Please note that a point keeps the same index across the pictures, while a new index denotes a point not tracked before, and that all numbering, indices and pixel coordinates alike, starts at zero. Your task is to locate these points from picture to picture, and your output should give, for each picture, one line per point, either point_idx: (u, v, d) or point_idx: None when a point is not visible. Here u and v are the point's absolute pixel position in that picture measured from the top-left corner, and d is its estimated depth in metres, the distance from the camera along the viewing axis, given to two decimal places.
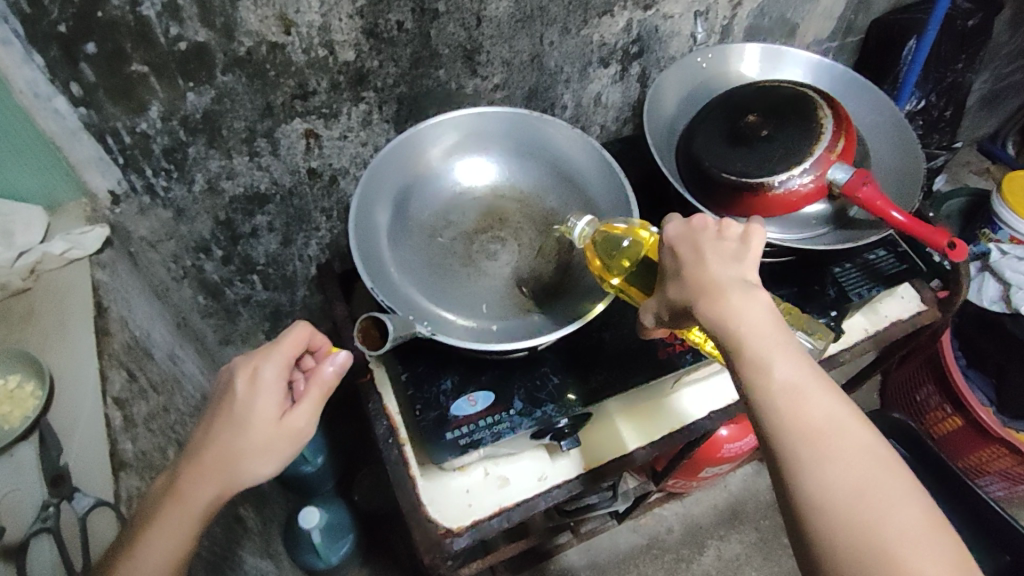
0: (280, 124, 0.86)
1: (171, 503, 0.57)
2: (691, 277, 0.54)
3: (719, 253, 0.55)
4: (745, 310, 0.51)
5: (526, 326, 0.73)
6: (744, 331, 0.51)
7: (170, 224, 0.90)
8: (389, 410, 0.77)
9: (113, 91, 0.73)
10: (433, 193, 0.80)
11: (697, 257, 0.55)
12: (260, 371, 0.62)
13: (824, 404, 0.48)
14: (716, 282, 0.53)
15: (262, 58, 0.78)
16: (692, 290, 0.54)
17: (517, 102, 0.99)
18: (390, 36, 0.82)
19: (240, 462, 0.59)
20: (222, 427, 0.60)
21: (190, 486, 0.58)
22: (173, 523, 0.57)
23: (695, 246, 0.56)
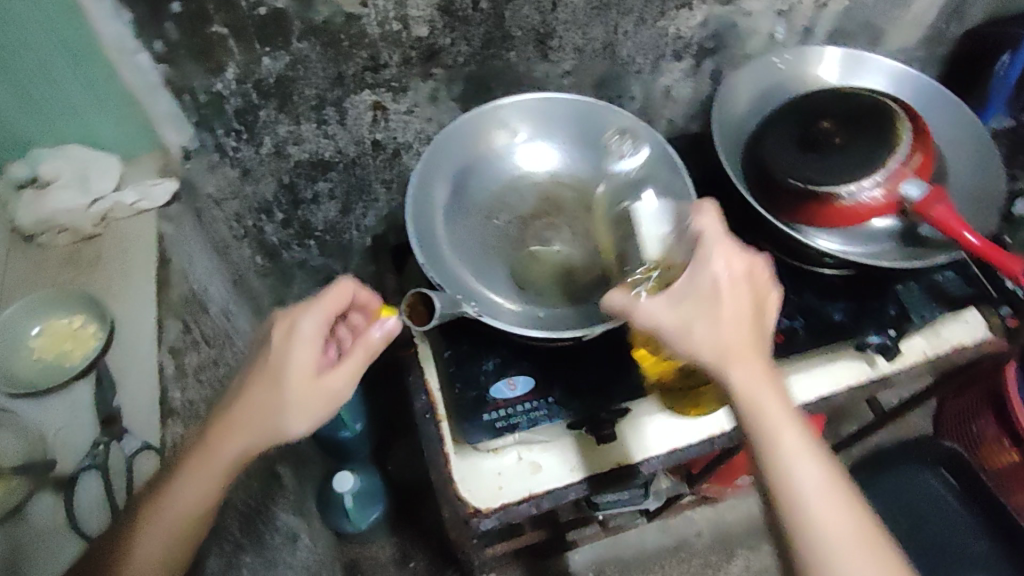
0: (350, 94, 0.87)
1: (195, 463, 0.59)
2: (723, 329, 0.55)
3: (751, 319, 0.56)
4: (769, 380, 0.54)
5: (573, 317, 0.73)
6: (767, 410, 0.53)
7: (236, 182, 0.91)
8: (429, 384, 0.77)
9: (192, 50, 0.75)
10: (491, 175, 0.80)
11: (732, 303, 0.56)
12: (300, 326, 0.63)
13: (849, 506, 0.50)
14: (746, 341, 0.55)
15: (337, 28, 0.79)
16: (722, 340, 0.55)
17: (585, 89, 1.00)
18: (465, 15, 0.83)
19: (276, 417, 0.61)
20: (261, 379, 0.62)
21: (221, 443, 0.60)
22: (198, 482, 0.59)
23: (734, 293, 0.56)
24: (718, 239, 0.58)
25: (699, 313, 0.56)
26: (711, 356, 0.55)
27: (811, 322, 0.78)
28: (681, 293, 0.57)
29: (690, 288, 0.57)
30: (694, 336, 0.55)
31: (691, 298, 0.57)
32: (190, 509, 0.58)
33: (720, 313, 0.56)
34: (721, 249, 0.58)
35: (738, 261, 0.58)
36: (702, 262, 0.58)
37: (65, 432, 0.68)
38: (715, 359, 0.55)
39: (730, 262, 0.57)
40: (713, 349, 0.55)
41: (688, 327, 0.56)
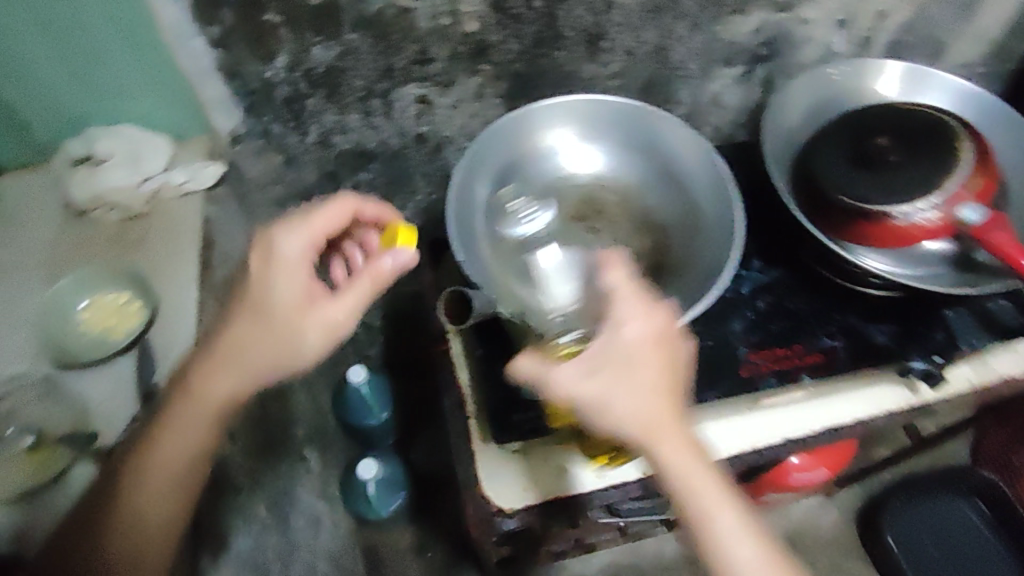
0: (397, 86, 0.87)
1: (179, 408, 0.63)
2: (644, 402, 0.56)
3: (666, 382, 0.57)
4: (689, 448, 0.56)
5: None
6: (692, 480, 0.55)
7: (279, 169, 0.93)
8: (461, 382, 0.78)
9: (246, 37, 0.76)
10: (534, 175, 0.79)
11: (650, 368, 0.56)
12: (283, 247, 0.64)
13: (770, 558, 0.55)
14: (666, 410, 0.56)
15: (389, 20, 0.79)
16: (647, 411, 0.56)
17: (632, 92, 1.00)
18: (517, 13, 0.83)
19: (271, 347, 0.63)
20: (257, 300, 0.63)
21: (205, 387, 0.63)
22: (187, 432, 0.63)
23: (649, 355, 0.57)
24: (631, 299, 0.58)
25: (620, 383, 0.56)
26: (637, 430, 0.55)
27: (852, 343, 0.76)
28: (599, 361, 0.57)
29: (608, 355, 0.57)
30: (615, 409, 0.56)
31: (608, 363, 0.57)
32: (179, 465, 0.63)
33: (641, 383, 0.56)
34: (635, 310, 0.58)
35: (653, 320, 0.58)
36: (621, 325, 0.57)
37: (109, 403, 0.70)
38: (639, 432, 0.56)
39: (648, 325, 0.57)
40: (640, 423, 0.55)
41: (608, 400, 0.56)
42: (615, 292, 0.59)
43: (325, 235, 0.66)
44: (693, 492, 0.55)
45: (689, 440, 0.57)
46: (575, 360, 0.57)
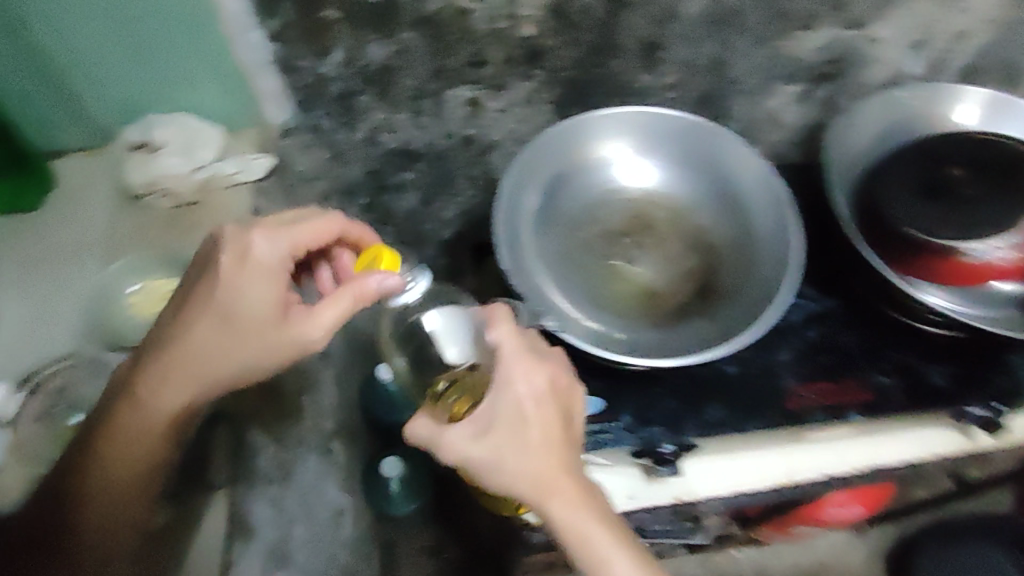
0: (449, 88, 0.86)
1: (123, 420, 0.61)
2: (534, 460, 0.56)
3: (554, 438, 0.57)
4: (585, 504, 0.56)
5: (653, 342, 0.70)
6: (588, 534, 0.55)
7: (327, 164, 0.91)
8: None
9: (304, 32, 0.76)
10: (584, 185, 0.77)
11: (538, 425, 0.57)
12: (255, 257, 0.60)
13: None
14: (556, 467, 0.57)
15: (446, 21, 0.78)
16: (538, 471, 0.56)
17: (687, 105, 0.97)
18: (576, 19, 0.81)
19: (227, 363, 0.61)
20: (215, 311, 0.60)
21: (152, 400, 0.61)
22: (133, 445, 0.62)
23: (536, 407, 0.58)
24: (512, 358, 0.58)
25: (509, 443, 0.57)
26: (529, 489, 0.56)
27: (905, 381, 0.73)
28: (487, 422, 0.58)
29: (494, 415, 0.58)
30: (506, 470, 0.56)
31: (495, 417, 0.58)
32: (126, 476, 0.63)
33: (530, 443, 0.57)
34: (522, 367, 0.58)
35: (537, 376, 0.59)
36: (507, 385, 0.58)
37: None
38: (532, 493, 0.56)
39: (535, 383, 0.58)
40: (532, 482, 0.56)
41: (499, 458, 0.56)
42: (500, 349, 0.59)
43: (303, 249, 0.64)
44: (593, 550, 0.55)
45: (585, 496, 0.57)
46: (463, 422, 0.58)
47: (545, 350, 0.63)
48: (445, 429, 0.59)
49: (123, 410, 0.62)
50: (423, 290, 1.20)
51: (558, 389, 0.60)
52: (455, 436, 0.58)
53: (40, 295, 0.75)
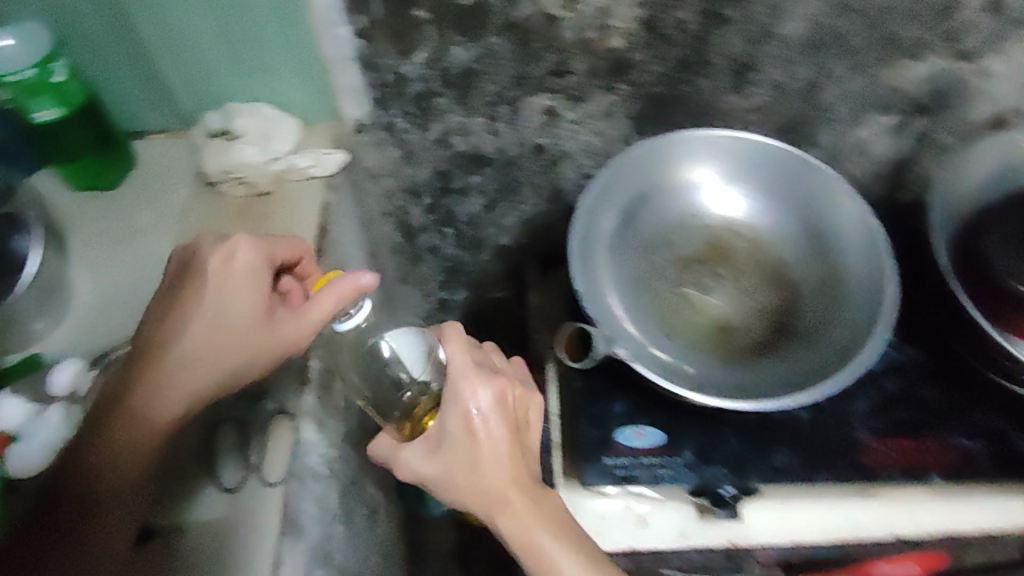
0: (528, 95, 0.85)
1: (116, 431, 0.57)
2: (486, 476, 0.60)
3: (500, 452, 0.60)
4: (533, 509, 0.60)
5: (723, 379, 0.66)
6: (534, 542, 0.59)
7: (397, 163, 0.93)
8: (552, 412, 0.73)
9: (392, 31, 0.77)
10: (663, 208, 0.75)
11: (488, 441, 0.60)
12: (242, 259, 0.63)
13: None
14: (503, 481, 0.60)
15: (535, 28, 0.77)
16: (489, 485, 0.60)
17: (771, 129, 0.93)
18: (668, 34, 0.79)
19: (222, 363, 0.61)
20: (203, 312, 0.62)
21: (148, 408, 0.58)
22: (128, 460, 0.57)
23: (486, 422, 0.61)
24: (461, 376, 0.61)
25: (458, 458, 0.60)
26: (479, 502, 0.60)
27: (997, 447, 0.68)
28: (439, 438, 0.62)
29: (446, 433, 0.61)
30: (458, 485, 0.61)
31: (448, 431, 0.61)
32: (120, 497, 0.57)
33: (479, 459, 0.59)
34: (471, 385, 0.61)
35: (486, 391, 0.61)
36: (455, 403, 0.61)
37: None
38: (484, 505, 0.60)
39: (485, 401, 0.60)
40: (481, 497, 0.59)
41: (450, 472, 0.60)
42: (451, 367, 0.62)
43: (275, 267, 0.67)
44: (543, 554, 0.58)
45: (533, 504, 0.60)
46: (418, 440, 0.63)
47: (493, 364, 0.67)
48: (403, 446, 0.63)
49: (119, 419, 0.57)
50: (475, 296, 1.18)
51: (509, 402, 0.62)
52: (411, 452, 0.63)
53: (115, 272, 0.77)
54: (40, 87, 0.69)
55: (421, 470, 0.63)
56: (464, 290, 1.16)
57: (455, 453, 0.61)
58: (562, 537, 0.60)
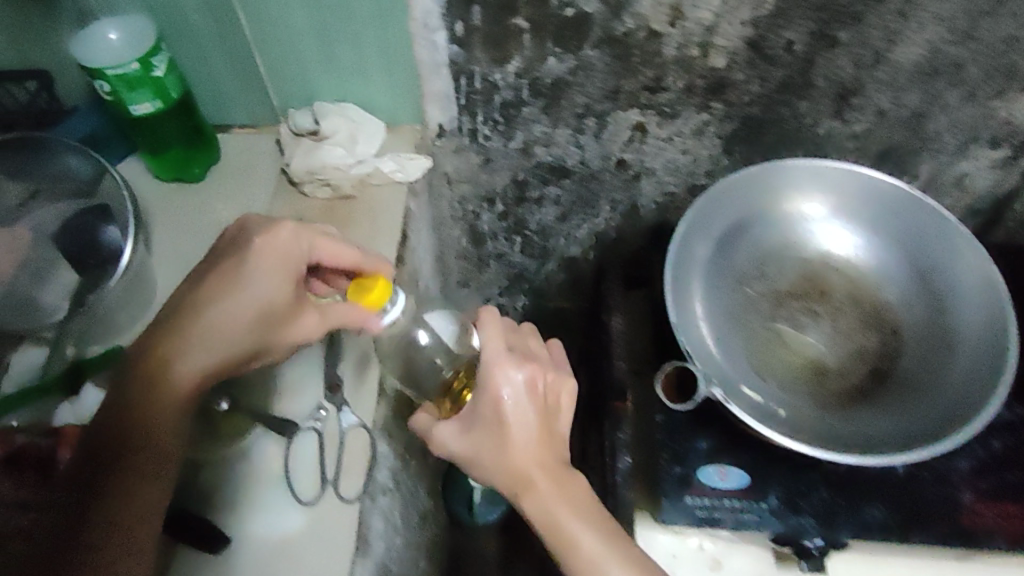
0: (618, 109, 0.83)
1: (143, 407, 0.56)
2: (513, 458, 0.59)
3: (527, 434, 0.59)
4: (559, 489, 0.59)
5: (818, 424, 0.63)
6: (560, 524, 0.58)
7: (474, 169, 0.91)
8: (632, 446, 0.68)
9: (489, 38, 0.75)
10: (760, 238, 0.72)
11: (518, 425, 0.59)
12: (286, 241, 0.60)
13: None
14: (531, 463, 0.59)
15: (635, 42, 0.75)
16: (514, 467, 0.59)
17: (868, 158, 0.88)
18: (773, 54, 0.76)
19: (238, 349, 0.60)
20: (233, 287, 0.59)
21: (167, 385, 0.57)
22: (156, 435, 0.56)
23: (516, 404, 0.59)
24: (494, 361, 0.60)
25: (487, 438, 0.60)
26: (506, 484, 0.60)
27: None
28: (471, 419, 0.61)
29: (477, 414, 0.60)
30: (485, 465, 0.60)
31: (479, 412, 0.60)
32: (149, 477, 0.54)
33: (506, 440, 0.59)
34: (503, 369, 0.60)
35: (518, 376, 0.60)
36: (487, 386, 0.60)
37: (291, 384, 0.68)
38: (510, 485, 0.60)
39: (517, 386, 0.59)
40: (508, 477, 0.59)
41: (478, 451, 0.60)
42: (485, 351, 0.61)
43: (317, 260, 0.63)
44: (565, 534, 0.58)
45: (558, 485, 0.60)
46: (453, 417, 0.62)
47: (530, 349, 0.65)
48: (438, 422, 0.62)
49: (141, 395, 0.56)
50: (535, 304, 1.16)
51: (540, 388, 0.61)
52: (445, 429, 0.62)
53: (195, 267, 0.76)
54: (141, 81, 0.68)
55: (454, 447, 0.62)
56: (524, 298, 1.14)
57: (484, 433, 0.60)
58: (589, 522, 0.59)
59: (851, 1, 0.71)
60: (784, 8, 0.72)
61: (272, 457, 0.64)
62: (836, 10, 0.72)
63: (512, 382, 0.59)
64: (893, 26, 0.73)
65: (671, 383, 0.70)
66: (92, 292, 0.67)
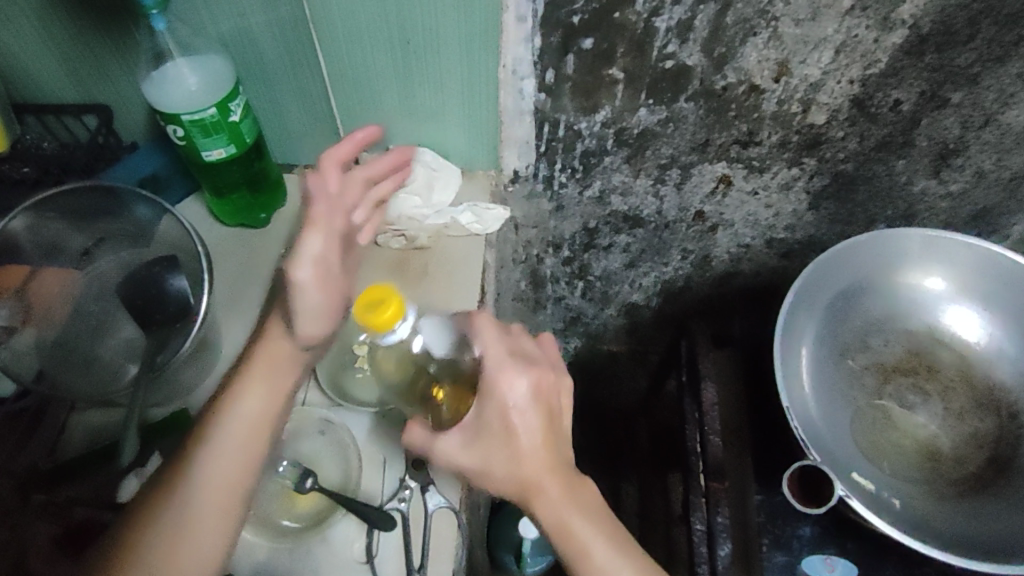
0: (705, 162, 0.79)
1: (216, 423, 0.53)
2: (521, 467, 0.52)
3: (531, 439, 0.52)
4: (570, 499, 0.52)
5: (935, 516, 0.62)
6: (573, 534, 0.52)
7: (544, 215, 0.87)
8: (737, 537, 0.66)
9: (579, 87, 0.71)
10: (863, 309, 0.70)
11: (525, 433, 0.52)
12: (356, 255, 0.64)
13: None
14: (540, 473, 0.52)
15: (733, 97, 0.71)
16: (519, 477, 0.52)
17: (958, 217, 0.85)
18: (877, 112, 0.72)
19: (298, 320, 0.56)
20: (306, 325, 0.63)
21: (241, 401, 0.54)
22: (228, 455, 0.52)
23: (518, 409, 0.52)
24: (499, 361, 0.53)
25: (491, 448, 0.53)
26: (514, 494, 0.53)
27: None
28: (474, 428, 0.53)
29: (482, 426, 0.52)
30: (494, 478, 0.53)
31: (479, 420, 0.53)
32: (217, 501, 0.51)
33: (513, 448, 0.52)
34: (506, 375, 0.52)
35: (523, 381, 0.52)
36: (489, 398, 0.52)
37: (369, 452, 0.64)
38: (515, 493, 0.53)
39: (522, 392, 0.52)
40: (516, 488, 0.52)
41: (485, 466, 0.53)
42: (484, 358, 0.53)
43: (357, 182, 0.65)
44: (579, 545, 0.52)
45: (571, 492, 0.53)
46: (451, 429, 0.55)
47: (527, 346, 0.56)
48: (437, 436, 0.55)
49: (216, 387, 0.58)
50: (588, 346, 1.12)
51: (545, 388, 0.53)
52: (445, 442, 0.55)
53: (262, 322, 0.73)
54: (217, 127, 0.63)
55: (457, 461, 0.55)
56: (578, 339, 1.11)
57: (485, 441, 0.53)
58: (608, 533, 0.53)
59: (970, 62, 0.67)
60: (897, 68, 0.68)
61: (353, 542, 0.59)
62: (952, 71, 0.68)
63: (507, 381, 0.52)
64: (1010, 89, 0.69)
65: (798, 484, 0.61)
66: (161, 355, 0.63)
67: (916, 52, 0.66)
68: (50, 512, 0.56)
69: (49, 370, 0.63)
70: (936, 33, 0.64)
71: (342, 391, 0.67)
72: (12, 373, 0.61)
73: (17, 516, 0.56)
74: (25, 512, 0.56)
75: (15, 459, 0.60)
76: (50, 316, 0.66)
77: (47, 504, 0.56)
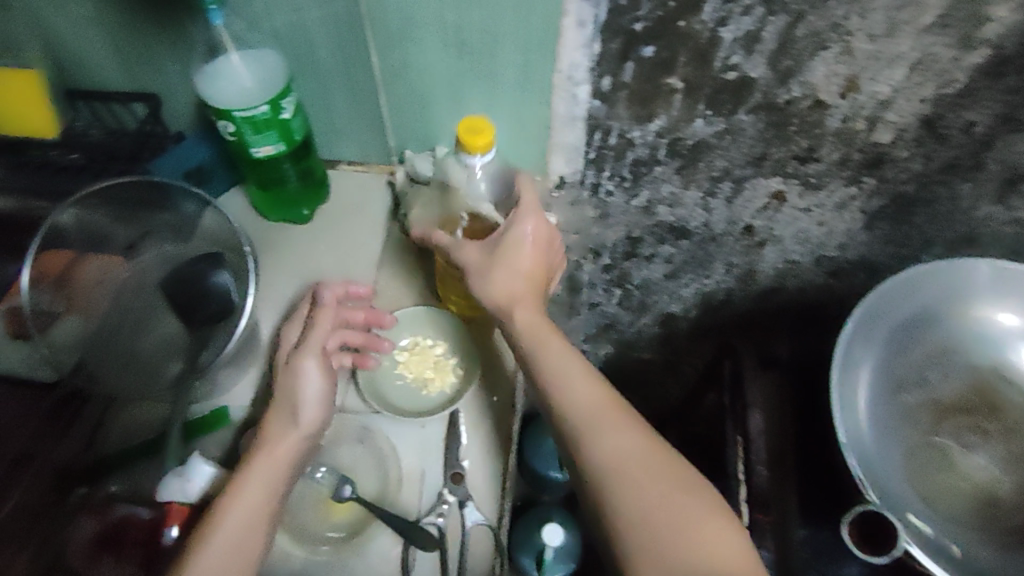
0: (759, 176, 0.76)
1: (220, 512, 0.51)
2: (517, 275, 0.64)
3: (530, 260, 0.65)
4: (547, 327, 0.61)
5: (998, 564, 0.62)
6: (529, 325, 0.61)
7: (587, 222, 0.86)
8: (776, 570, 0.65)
9: (635, 95, 0.69)
10: (923, 338, 0.69)
11: (528, 255, 0.65)
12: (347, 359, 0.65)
13: (586, 388, 0.57)
14: (527, 289, 0.64)
15: (795, 111, 0.68)
16: (515, 294, 0.63)
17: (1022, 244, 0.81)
18: (946, 133, 0.69)
19: (301, 408, 0.57)
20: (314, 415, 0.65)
21: (249, 479, 0.53)
22: (217, 561, 0.49)
23: (530, 236, 0.65)
24: (531, 208, 0.65)
25: (502, 263, 0.64)
26: (496, 290, 0.63)
27: None
28: (494, 245, 0.65)
29: (505, 237, 0.64)
30: (489, 277, 0.64)
31: (497, 237, 0.65)
32: None
33: (517, 270, 0.64)
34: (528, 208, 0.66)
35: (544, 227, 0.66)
36: (514, 219, 0.65)
37: (406, 463, 0.64)
38: (504, 301, 0.63)
39: (541, 227, 0.65)
40: (503, 286, 0.63)
41: (489, 267, 0.64)
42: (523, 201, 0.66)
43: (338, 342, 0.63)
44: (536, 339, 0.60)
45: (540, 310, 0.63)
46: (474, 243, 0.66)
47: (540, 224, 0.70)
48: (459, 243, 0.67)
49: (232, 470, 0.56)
50: (619, 352, 1.08)
51: (551, 248, 0.67)
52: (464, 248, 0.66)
53: None
54: (269, 124, 0.62)
55: (465, 261, 0.65)
56: (610, 346, 1.07)
57: (497, 249, 0.64)
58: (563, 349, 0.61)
59: None
60: (973, 88, 0.64)
61: (388, 556, 0.60)
62: None
63: (530, 206, 0.66)
64: None
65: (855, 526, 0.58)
66: (208, 357, 0.64)
67: (996, 73, 0.63)
68: (91, 509, 0.58)
69: (87, 362, 0.63)
70: (1020, 54, 0.61)
71: (382, 398, 0.67)
72: (53, 362, 0.61)
73: (56, 510, 0.56)
74: (64, 507, 0.56)
75: (53, 452, 0.57)
76: (95, 303, 0.66)
77: (89, 501, 0.58)
